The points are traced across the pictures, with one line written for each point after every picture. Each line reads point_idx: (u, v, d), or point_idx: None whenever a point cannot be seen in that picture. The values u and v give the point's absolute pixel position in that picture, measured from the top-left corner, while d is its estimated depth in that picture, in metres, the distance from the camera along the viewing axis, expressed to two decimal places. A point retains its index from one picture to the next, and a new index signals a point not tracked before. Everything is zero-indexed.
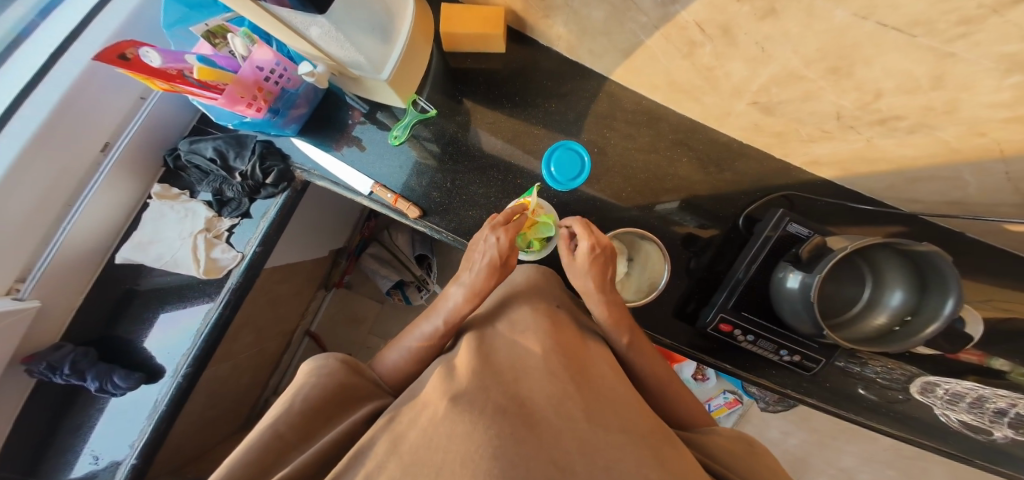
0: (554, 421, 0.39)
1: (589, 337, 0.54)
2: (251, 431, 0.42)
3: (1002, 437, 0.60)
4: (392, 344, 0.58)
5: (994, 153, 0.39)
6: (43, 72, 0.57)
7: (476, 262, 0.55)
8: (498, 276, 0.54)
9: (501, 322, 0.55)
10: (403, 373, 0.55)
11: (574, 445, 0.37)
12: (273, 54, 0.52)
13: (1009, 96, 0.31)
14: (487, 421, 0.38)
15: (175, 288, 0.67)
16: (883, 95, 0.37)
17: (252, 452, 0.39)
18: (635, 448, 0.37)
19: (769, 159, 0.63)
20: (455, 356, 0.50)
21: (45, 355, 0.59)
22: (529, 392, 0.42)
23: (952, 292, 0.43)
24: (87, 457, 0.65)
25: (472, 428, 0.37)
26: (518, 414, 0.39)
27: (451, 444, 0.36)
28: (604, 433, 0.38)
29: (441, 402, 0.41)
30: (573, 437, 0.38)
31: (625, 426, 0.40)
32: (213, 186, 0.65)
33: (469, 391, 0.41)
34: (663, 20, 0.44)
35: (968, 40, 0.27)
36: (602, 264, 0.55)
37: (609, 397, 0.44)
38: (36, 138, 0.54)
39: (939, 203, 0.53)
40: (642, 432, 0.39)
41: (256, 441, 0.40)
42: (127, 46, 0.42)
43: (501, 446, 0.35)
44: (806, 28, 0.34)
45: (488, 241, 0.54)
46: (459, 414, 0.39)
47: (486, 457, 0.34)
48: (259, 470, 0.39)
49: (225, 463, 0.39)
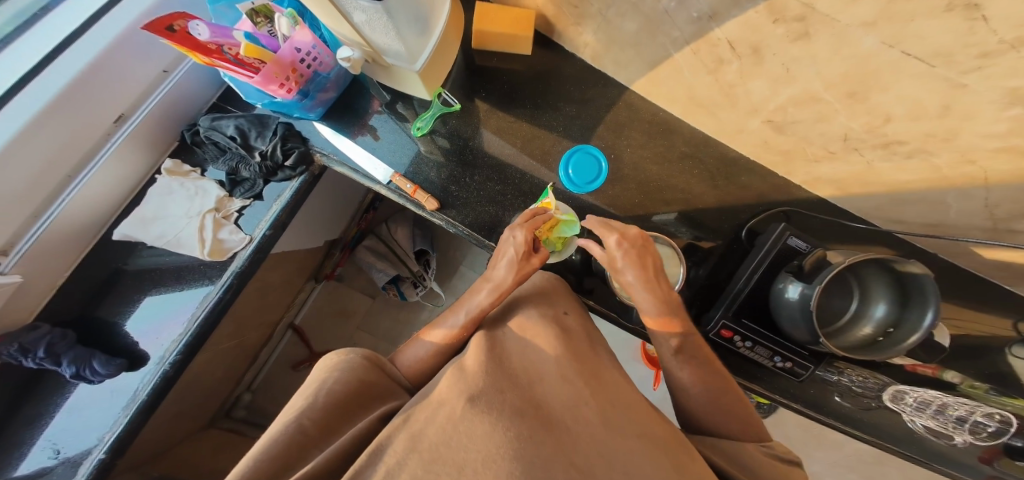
0: (571, 426, 0.37)
1: (599, 348, 0.53)
2: (269, 429, 0.38)
3: (962, 442, 0.63)
4: (411, 342, 0.57)
5: (978, 181, 0.44)
6: (77, 35, 0.53)
7: (499, 261, 0.55)
8: (523, 273, 0.54)
9: (517, 320, 0.53)
10: (422, 371, 0.54)
11: (592, 450, 0.35)
12: (313, 37, 0.51)
13: (1004, 127, 0.34)
14: (506, 423, 0.35)
15: (172, 270, 0.63)
16: (892, 120, 0.41)
17: (275, 447, 0.36)
18: (655, 457, 0.34)
19: (771, 176, 0.68)
20: (465, 357, 0.47)
21: (18, 336, 0.55)
22: (544, 396, 0.41)
23: (931, 306, 0.47)
24: (47, 450, 0.59)
25: (491, 429, 0.35)
26: (535, 418, 0.37)
27: (471, 443, 0.34)
28: (619, 439, 0.36)
29: (459, 401, 0.38)
30: (590, 440, 0.36)
31: (643, 432, 0.38)
32: (229, 165, 0.63)
33: (485, 392, 0.39)
34: (695, 35, 0.47)
35: (979, 73, 0.31)
36: (641, 257, 0.54)
37: (624, 405, 0.42)
38: (54, 104, 0.50)
39: (920, 224, 0.58)
40: (660, 440, 0.37)
41: (276, 436, 0.37)
42: (177, 19, 0.44)
43: (521, 448, 0.33)
44: (834, 53, 0.37)
45: (507, 239, 0.55)
46: (477, 415, 0.36)
47: (506, 458, 0.32)
48: (281, 470, 0.34)
49: (242, 461, 0.35)
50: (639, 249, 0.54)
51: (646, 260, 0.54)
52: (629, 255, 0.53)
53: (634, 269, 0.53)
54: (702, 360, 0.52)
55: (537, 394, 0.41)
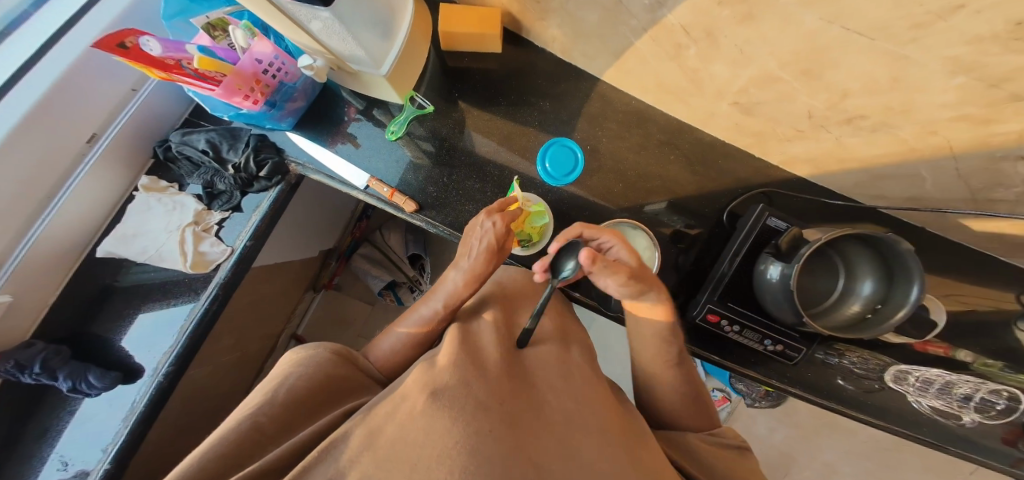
0: (535, 421, 0.38)
1: (572, 346, 0.52)
2: (225, 422, 0.39)
3: (970, 422, 0.62)
4: (384, 333, 0.58)
5: (945, 151, 0.43)
6: (36, 59, 0.55)
7: (471, 249, 0.55)
8: (496, 260, 0.55)
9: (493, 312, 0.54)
10: (397, 360, 0.55)
11: (554, 447, 0.35)
12: (273, 48, 0.53)
13: (955, 95, 0.34)
14: (467, 418, 0.35)
15: (158, 284, 0.65)
16: (849, 95, 0.41)
17: (225, 443, 0.37)
18: (614, 452, 0.36)
19: (750, 158, 0.67)
20: (438, 352, 0.47)
21: (14, 354, 0.56)
22: (512, 391, 0.41)
23: (916, 280, 0.45)
24: (54, 463, 0.60)
25: (451, 424, 0.34)
26: (501, 412, 0.37)
27: (428, 440, 0.33)
28: (580, 434, 0.37)
29: (421, 395, 0.38)
30: (551, 435, 0.37)
31: (602, 425, 0.39)
32: (205, 178, 0.65)
33: (452, 387, 0.39)
34: (651, 23, 0.47)
35: (918, 44, 0.30)
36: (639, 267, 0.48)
37: (585, 396, 0.43)
38: (20, 126, 0.52)
39: (901, 199, 0.57)
40: (615, 433, 0.39)
41: (227, 433, 0.38)
42: (127, 36, 0.44)
43: (480, 442, 0.33)
44: (780, 32, 0.37)
45: (483, 225, 0.54)
46: (439, 410, 0.36)
47: (463, 453, 0.32)
48: (230, 463, 0.36)
49: (189, 458, 0.36)
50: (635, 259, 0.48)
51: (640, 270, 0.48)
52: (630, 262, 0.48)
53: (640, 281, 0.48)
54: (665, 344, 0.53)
55: (504, 387, 0.41)
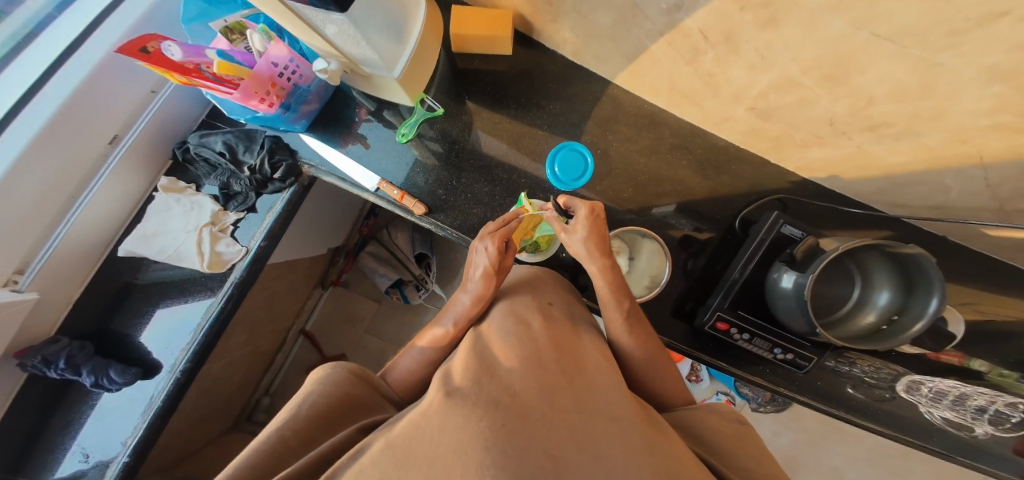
0: (546, 412, 0.37)
1: (583, 329, 0.52)
2: (254, 438, 0.40)
3: (983, 433, 0.59)
4: (402, 354, 0.58)
5: (974, 160, 0.42)
6: (60, 62, 0.56)
7: (473, 272, 0.56)
8: (495, 283, 0.55)
9: (507, 303, 0.54)
10: (411, 383, 0.54)
11: (565, 434, 0.35)
12: (288, 51, 0.54)
13: (990, 104, 0.33)
14: (480, 414, 0.36)
15: (178, 282, 0.67)
16: (875, 102, 0.40)
17: (256, 455, 0.37)
18: (627, 438, 0.35)
19: (764, 164, 0.66)
20: (453, 362, 0.47)
21: (40, 349, 0.58)
22: (523, 383, 0.40)
23: (936, 292, 0.43)
24: (76, 455, 0.63)
25: (466, 420, 0.35)
26: (512, 406, 0.37)
27: (443, 437, 0.34)
28: (593, 423, 0.37)
29: (438, 394, 0.40)
30: (564, 425, 0.36)
31: (615, 413, 0.38)
32: (221, 180, 0.66)
33: (466, 386, 0.40)
34: (668, 26, 0.46)
35: (956, 50, 0.29)
36: (596, 226, 0.52)
37: (600, 388, 0.41)
38: (47, 130, 0.53)
39: (923, 207, 0.55)
40: (634, 421, 0.37)
41: (259, 445, 0.39)
42: (149, 41, 0.45)
43: (494, 438, 0.34)
44: (806, 37, 0.36)
45: (478, 251, 0.55)
46: (453, 408, 0.37)
47: (478, 449, 0.33)
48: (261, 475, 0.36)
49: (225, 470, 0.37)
50: (595, 221, 0.52)
51: (599, 233, 0.53)
52: (587, 223, 0.52)
53: (586, 246, 0.52)
54: (664, 352, 0.53)
55: (514, 382, 0.41)
